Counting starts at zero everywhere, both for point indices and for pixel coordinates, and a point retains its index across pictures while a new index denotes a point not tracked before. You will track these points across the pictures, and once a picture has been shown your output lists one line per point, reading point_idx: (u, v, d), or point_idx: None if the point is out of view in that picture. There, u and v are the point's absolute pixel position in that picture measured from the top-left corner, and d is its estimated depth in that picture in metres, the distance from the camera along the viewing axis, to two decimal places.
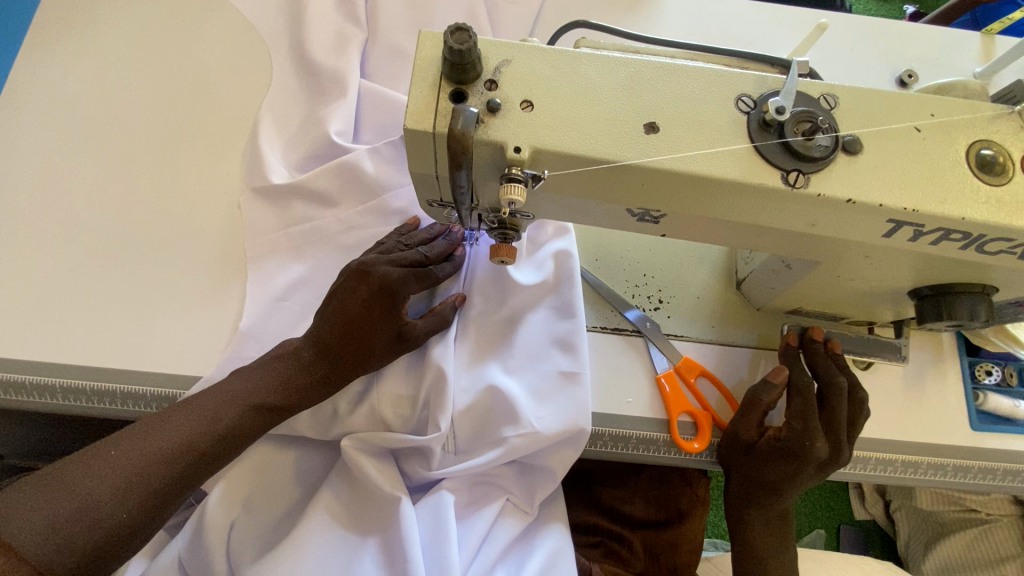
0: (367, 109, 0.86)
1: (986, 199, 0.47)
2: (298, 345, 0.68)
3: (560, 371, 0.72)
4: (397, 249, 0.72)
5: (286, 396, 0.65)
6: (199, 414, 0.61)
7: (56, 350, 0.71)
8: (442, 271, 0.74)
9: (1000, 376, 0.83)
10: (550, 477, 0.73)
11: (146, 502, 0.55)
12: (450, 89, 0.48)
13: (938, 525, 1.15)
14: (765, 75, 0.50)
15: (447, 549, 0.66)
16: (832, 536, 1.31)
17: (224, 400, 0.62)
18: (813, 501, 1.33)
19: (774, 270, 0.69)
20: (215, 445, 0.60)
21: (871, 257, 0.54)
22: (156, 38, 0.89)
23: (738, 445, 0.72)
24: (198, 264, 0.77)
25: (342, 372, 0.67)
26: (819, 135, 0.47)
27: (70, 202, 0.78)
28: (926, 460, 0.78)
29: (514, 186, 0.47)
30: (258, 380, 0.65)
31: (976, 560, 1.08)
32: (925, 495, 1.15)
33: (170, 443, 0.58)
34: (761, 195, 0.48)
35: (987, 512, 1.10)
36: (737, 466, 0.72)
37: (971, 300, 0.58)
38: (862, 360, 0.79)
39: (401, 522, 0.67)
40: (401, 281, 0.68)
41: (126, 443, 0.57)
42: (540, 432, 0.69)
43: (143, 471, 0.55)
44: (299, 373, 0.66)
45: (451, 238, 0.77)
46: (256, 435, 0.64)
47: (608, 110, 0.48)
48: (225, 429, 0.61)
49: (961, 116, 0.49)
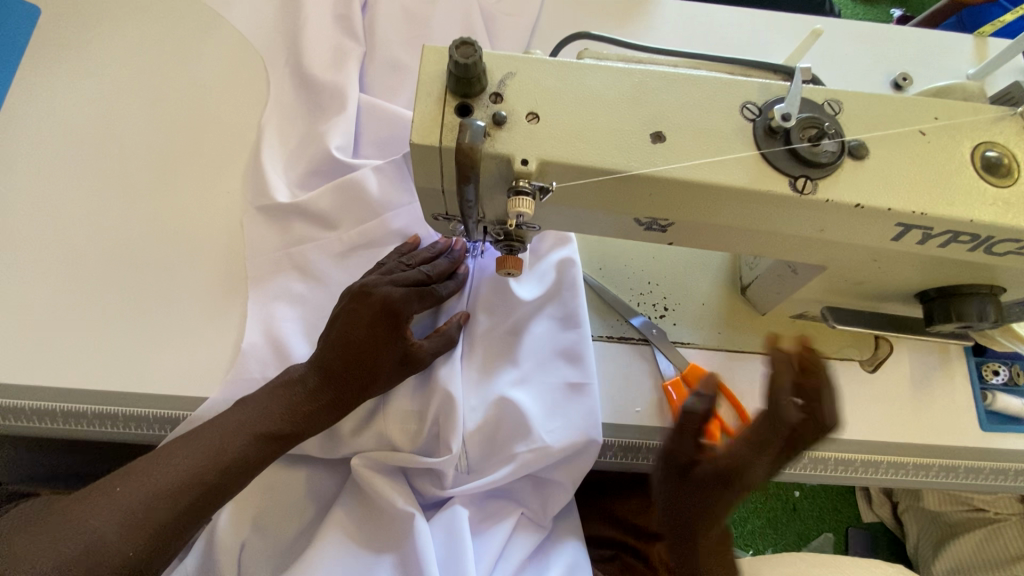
0: (366, 124, 0.86)
1: (993, 200, 0.47)
2: (303, 370, 0.67)
3: (567, 381, 0.72)
4: (399, 269, 0.72)
5: (293, 423, 0.64)
6: (205, 445, 0.60)
7: (59, 373, 0.70)
8: (445, 288, 0.74)
9: (1007, 375, 0.83)
10: (563, 488, 0.72)
11: (150, 538, 0.55)
12: (456, 104, 0.47)
13: (946, 526, 1.16)
14: (769, 82, 0.50)
15: (463, 567, 0.65)
16: (840, 540, 1.32)
17: (230, 429, 0.61)
18: (819, 504, 1.36)
19: (780, 275, 0.69)
20: (223, 477, 0.59)
21: (879, 261, 0.54)
22: (156, 57, 0.88)
23: (674, 469, 0.71)
24: (202, 282, 0.76)
25: (347, 397, 0.66)
26: (825, 141, 0.47)
27: (70, 223, 0.78)
28: (937, 462, 0.79)
29: (521, 199, 0.46)
30: (264, 407, 0.64)
31: (988, 562, 1.08)
32: (931, 496, 1.17)
33: (176, 476, 0.57)
34: (770, 202, 0.48)
35: (994, 511, 1.11)
36: (673, 492, 0.71)
37: (980, 300, 0.58)
38: (886, 344, 0.81)
39: (416, 540, 0.66)
40: (403, 300, 0.68)
41: (134, 477, 0.57)
42: (551, 446, 0.68)
43: (150, 506, 0.55)
44: (305, 399, 0.65)
45: (452, 255, 0.75)
46: (264, 463, 0.63)
47: (612, 121, 0.47)
48: (230, 460, 0.60)
49: (965, 119, 0.49)
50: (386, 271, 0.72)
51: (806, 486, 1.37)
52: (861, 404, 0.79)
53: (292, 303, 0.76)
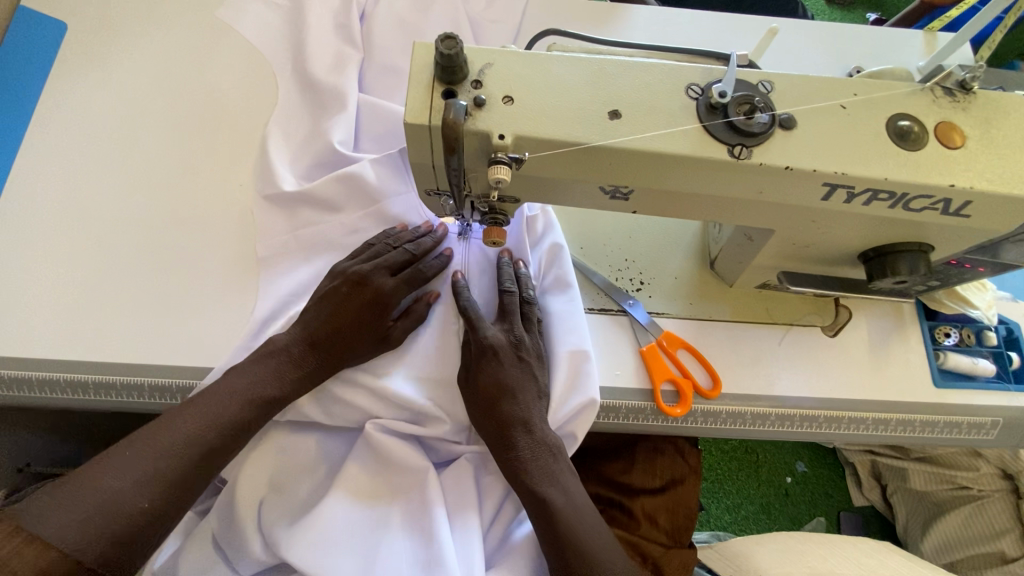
0: (365, 122, 0.94)
1: (904, 162, 0.55)
2: (287, 341, 0.77)
3: (568, 350, 0.81)
4: (387, 251, 0.82)
5: (281, 387, 0.74)
6: (204, 411, 0.69)
7: (91, 346, 0.78)
8: (430, 267, 0.82)
9: (958, 337, 0.89)
10: (573, 442, 0.81)
11: (163, 492, 0.63)
12: (442, 89, 0.55)
13: (934, 505, 1.23)
14: (710, 67, 0.58)
15: (471, 506, 0.77)
16: (832, 522, 1.40)
17: (225, 396, 0.71)
18: (811, 491, 1.43)
19: (739, 244, 0.77)
20: (224, 436, 0.69)
21: (816, 222, 0.62)
22: (173, 65, 0.97)
23: (469, 380, 0.78)
24: (218, 264, 0.84)
25: (331, 363, 0.77)
26: (758, 114, 0.55)
27: (98, 213, 0.86)
28: (896, 417, 0.85)
29: (499, 167, 0.55)
30: (256, 375, 0.73)
31: (972, 537, 1.16)
32: (917, 477, 1.23)
33: (179, 440, 0.66)
34: (712, 167, 0.55)
35: (978, 488, 1.16)
36: (470, 397, 0.78)
37: (910, 256, 0.65)
38: (845, 311, 0.89)
39: (431, 491, 0.76)
40: (391, 290, 0.79)
41: (140, 445, 0.65)
42: (561, 408, 0.79)
43: (160, 467, 0.64)
44: (291, 367, 0.75)
45: (434, 235, 0.84)
46: (258, 425, 0.73)
47: (576, 102, 0.55)
48: (229, 422, 0.69)
49: (880, 94, 0.58)
50: (372, 253, 0.82)
51: (798, 472, 1.44)
52: (823, 365, 0.86)
53: (300, 282, 0.84)
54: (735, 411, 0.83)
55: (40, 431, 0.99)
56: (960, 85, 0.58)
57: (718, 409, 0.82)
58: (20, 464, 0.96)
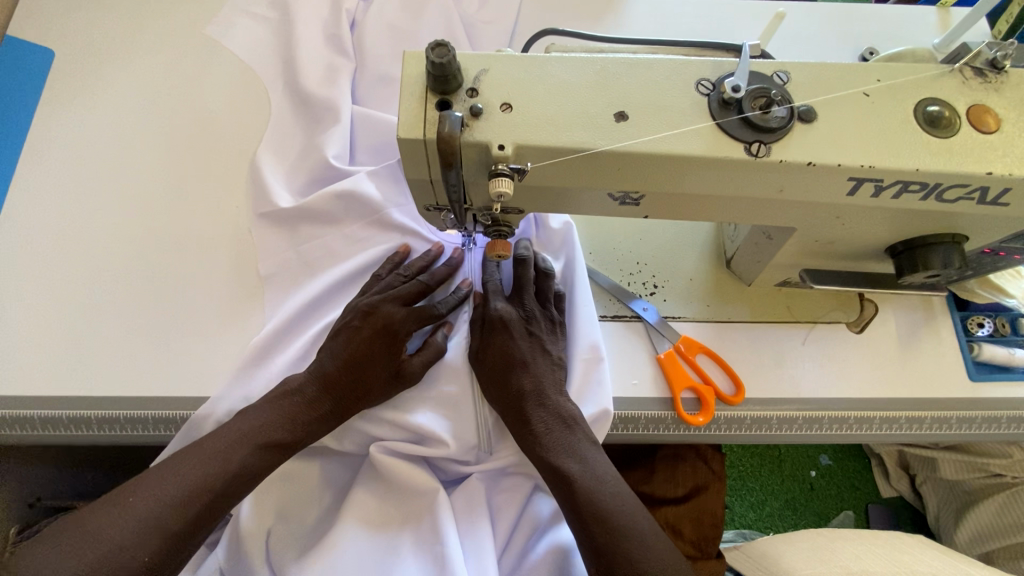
0: (359, 134, 0.91)
1: (936, 150, 0.51)
2: (301, 382, 0.73)
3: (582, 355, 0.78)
4: (399, 282, 0.80)
5: (293, 430, 0.71)
6: (211, 454, 0.66)
7: (91, 379, 0.76)
8: (444, 304, 0.80)
9: (992, 327, 0.85)
10: None
11: (163, 543, 0.60)
12: (436, 100, 0.52)
13: (966, 493, 1.18)
14: (721, 60, 0.55)
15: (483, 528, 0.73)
16: (861, 516, 1.35)
17: (233, 439, 0.67)
18: (838, 484, 1.38)
19: (757, 243, 0.74)
20: (230, 482, 0.65)
21: (840, 218, 0.58)
22: (164, 85, 0.95)
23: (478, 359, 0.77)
24: (217, 289, 0.82)
25: (344, 407, 0.73)
26: (775, 107, 0.51)
27: (93, 242, 0.84)
28: (930, 414, 0.80)
29: (501, 180, 0.51)
30: (266, 418, 0.70)
31: (1004, 526, 1.09)
32: (948, 465, 1.17)
33: (184, 486, 0.63)
34: (728, 167, 0.52)
35: (1012, 475, 1.09)
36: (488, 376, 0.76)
37: (944, 249, 0.60)
38: (871, 305, 0.84)
39: (442, 515, 0.73)
40: (402, 321, 0.76)
41: (144, 488, 0.62)
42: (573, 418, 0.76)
43: (161, 515, 0.60)
44: (304, 408, 0.72)
45: (448, 261, 0.83)
46: (268, 470, 0.69)
47: (579, 105, 0.52)
48: (236, 469, 0.66)
49: (906, 79, 0.54)
50: (383, 286, 0.79)
51: (822, 465, 1.39)
52: (850, 362, 0.82)
53: (301, 297, 0.80)
54: (758, 416, 0.79)
55: (46, 464, 0.97)
56: (991, 64, 0.54)
57: (743, 416, 0.79)
58: (30, 498, 0.96)
